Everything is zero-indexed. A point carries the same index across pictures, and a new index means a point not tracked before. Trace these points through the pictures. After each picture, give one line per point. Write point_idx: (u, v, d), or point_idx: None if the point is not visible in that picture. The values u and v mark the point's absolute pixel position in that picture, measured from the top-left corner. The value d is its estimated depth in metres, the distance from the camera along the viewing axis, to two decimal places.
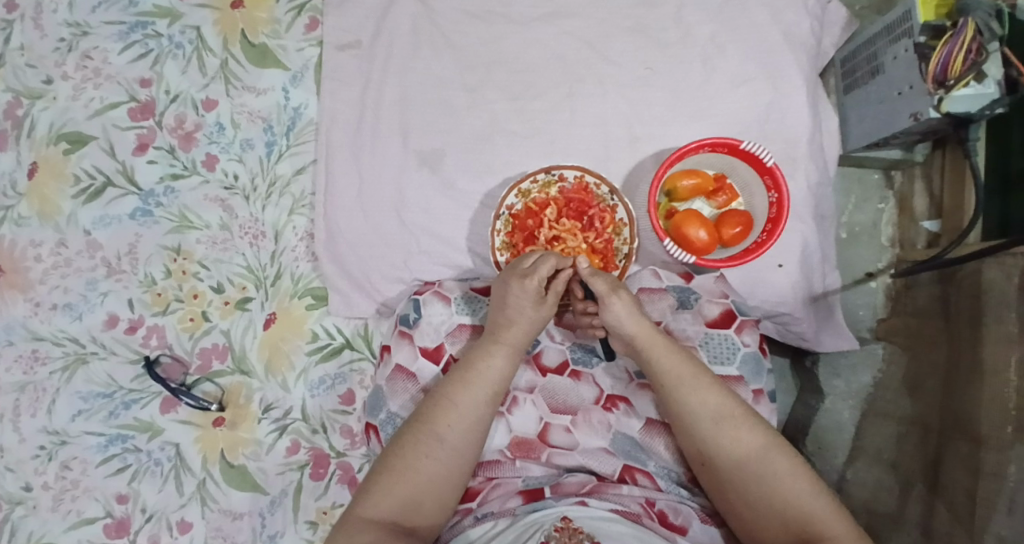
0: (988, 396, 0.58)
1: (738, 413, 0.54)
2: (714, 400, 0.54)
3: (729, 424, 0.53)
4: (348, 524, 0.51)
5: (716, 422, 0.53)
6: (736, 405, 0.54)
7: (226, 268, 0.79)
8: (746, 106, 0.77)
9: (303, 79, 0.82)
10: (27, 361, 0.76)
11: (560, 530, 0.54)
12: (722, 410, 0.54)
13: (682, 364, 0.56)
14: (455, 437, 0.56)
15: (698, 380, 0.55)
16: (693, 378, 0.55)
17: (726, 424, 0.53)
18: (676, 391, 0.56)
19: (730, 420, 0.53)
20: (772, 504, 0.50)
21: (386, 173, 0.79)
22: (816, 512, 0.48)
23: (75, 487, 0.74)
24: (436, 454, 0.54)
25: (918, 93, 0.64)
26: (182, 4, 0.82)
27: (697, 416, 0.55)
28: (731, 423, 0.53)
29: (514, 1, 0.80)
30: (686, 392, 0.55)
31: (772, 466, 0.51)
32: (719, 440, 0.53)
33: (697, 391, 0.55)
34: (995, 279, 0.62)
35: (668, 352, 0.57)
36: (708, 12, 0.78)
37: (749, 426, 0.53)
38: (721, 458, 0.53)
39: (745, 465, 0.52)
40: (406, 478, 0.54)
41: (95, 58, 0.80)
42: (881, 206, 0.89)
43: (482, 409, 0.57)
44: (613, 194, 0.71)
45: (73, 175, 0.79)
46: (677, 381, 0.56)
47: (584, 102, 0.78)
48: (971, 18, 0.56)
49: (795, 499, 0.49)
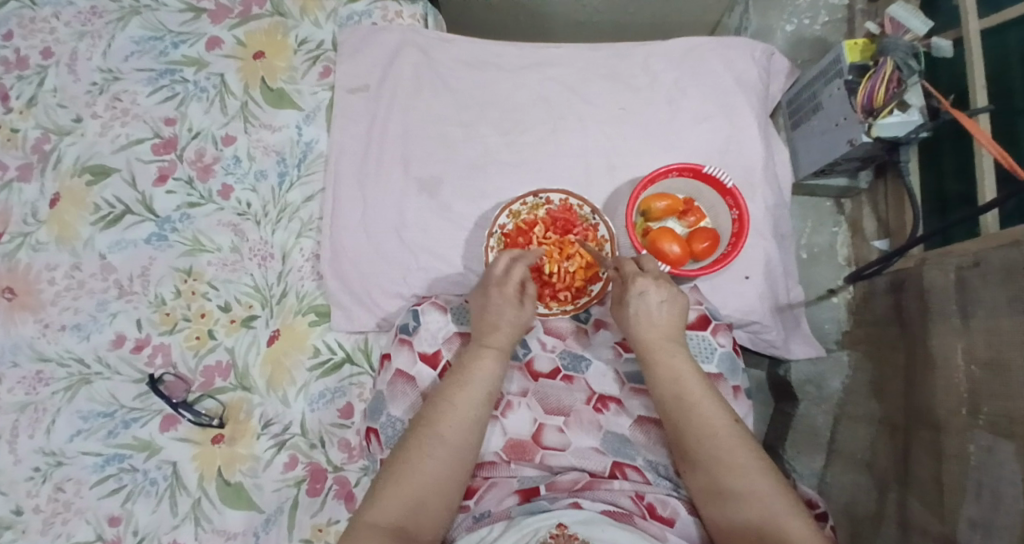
0: (941, 385, 0.64)
1: (725, 430, 0.57)
2: (710, 412, 0.58)
3: (715, 439, 0.56)
4: (356, 528, 0.53)
5: (701, 437, 0.57)
6: (725, 422, 0.57)
7: (234, 287, 0.83)
8: (707, 140, 0.87)
9: (315, 118, 0.91)
10: (31, 382, 0.77)
11: (555, 537, 0.55)
12: (714, 426, 0.57)
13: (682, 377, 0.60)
14: (462, 445, 0.60)
15: (692, 394, 0.59)
16: (687, 393, 0.59)
17: (709, 440, 0.57)
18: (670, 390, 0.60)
19: (714, 436, 0.57)
20: (745, 520, 0.52)
21: (389, 198, 0.88)
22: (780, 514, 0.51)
23: (67, 510, 0.72)
24: (438, 453, 0.58)
25: (851, 124, 0.75)
26: (209, 55, 0.91)
27: (688, 428, 0.58)
28: (718, 439, 0.56)
29: (505, 53, 0.93)
30: (677, 408, 0.59)
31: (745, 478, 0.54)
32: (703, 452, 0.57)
33: (692, 406, 0.59)
34: (935, 281, 0.70)
35: (673, 363, 0.61)
36: (672, 62, 0.90)
37: (732, 441, 0.56)
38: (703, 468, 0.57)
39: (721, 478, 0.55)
40: (415, 485, 0.57)
41: (124, 100, 0.89)
42: (835, 230, 1.00)
43: (476, 412, 0.62)
44: (595, 214, 0.80)
45: (94, 204, 0.84)
46: (666, 394, 0.60)
47: (566, 136, 0.89)
48: (890, 58, 0.68)
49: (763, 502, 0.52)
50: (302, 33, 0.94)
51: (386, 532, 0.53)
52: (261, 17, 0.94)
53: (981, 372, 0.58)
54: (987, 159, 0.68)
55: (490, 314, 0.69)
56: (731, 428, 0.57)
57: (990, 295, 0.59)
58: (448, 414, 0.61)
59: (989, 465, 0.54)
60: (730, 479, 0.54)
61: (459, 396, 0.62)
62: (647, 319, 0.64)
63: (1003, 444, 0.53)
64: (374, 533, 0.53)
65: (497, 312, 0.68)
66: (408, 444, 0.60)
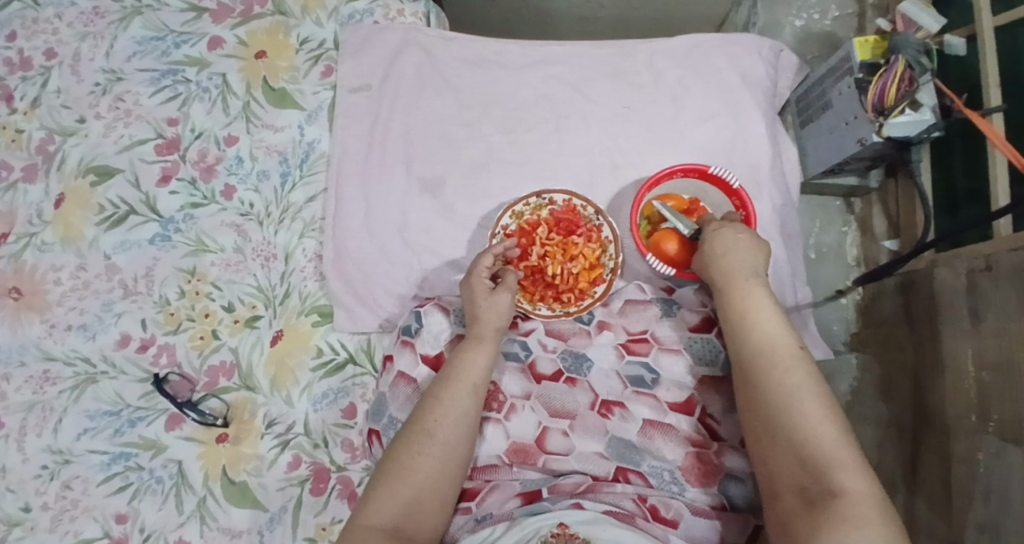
0: (951, 389, 0.63)
1: (791, 358, 0.53)
2: (779, 341, 0.55)
3: (773, 356, 0.54)
4: (352, 529, 0.54)
5: (763, 363, 0.54)
6: (792, 352, 0.54)
7: (238, 287, 0.83)
8: (713, 139, 0.86)
9: (317, 117, 0.91)
10: (38, 381, 0.78)
11: (555, 534, 0.56)
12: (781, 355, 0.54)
13: (757, 307, 0.58)
14: (452, 439, 0.60)
15: (765, 322, 0.57)
16: (760, 322, 0.57)
17: (771, 365, 0.53)
18: (739, 310, 0.59)
19: (777, 364, 0.53)
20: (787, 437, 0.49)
21: (391, 198, 0.88)
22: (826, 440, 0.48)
23: (75, 507, 0.73)
24: (429, 449, 0.58)
25: (861, 123, 0.74)
26: (211, 54, 0.91)
27: (750, 352, 0.56)
28: (776, 357, 0.54)
29: (507, 51, 0.92)
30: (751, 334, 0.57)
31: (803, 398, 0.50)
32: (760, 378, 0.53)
33: (760, 333, 0.56)
34: (944, 282, 0.68)
35: (751, 294, 0.60)
36: (677, 60, 0.90)
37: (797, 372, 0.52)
38: (756, 393, 0.53)
39: (772, 402, 0.51)
40: (408, 484, 0.57)
41: (127, 100, 0.89)
42: (844, 229, 0.99)
43: (467, 403, 0.62)
44: (599, 215, 0.80)
45: (98, 204, 0.85)
46: (740, 321, 0.58)
47: (569, 135, 0.88)
48: (902, 55, 0.67)
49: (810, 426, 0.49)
50: (303, 32, 0.94)
51: (381, 533, 0.53)
52: (263, 16, 0.93)
53: (990, 377, 0.57)
54: (1000, 161, 0.67)
55: (477, 309, 0.70)
56: (800, 359, 0.53)
57: (1001, 298, 0.58)
58: (438, 405, 0.62)
59: (997, 471, 0.53)
60: (782, 404, 0.51)
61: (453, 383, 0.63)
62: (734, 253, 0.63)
63: (1012, 450, 0.52)
64: (371, 535, 0.53)
65: (484, 306, 0.69)
66: (404, 440, 0.60)
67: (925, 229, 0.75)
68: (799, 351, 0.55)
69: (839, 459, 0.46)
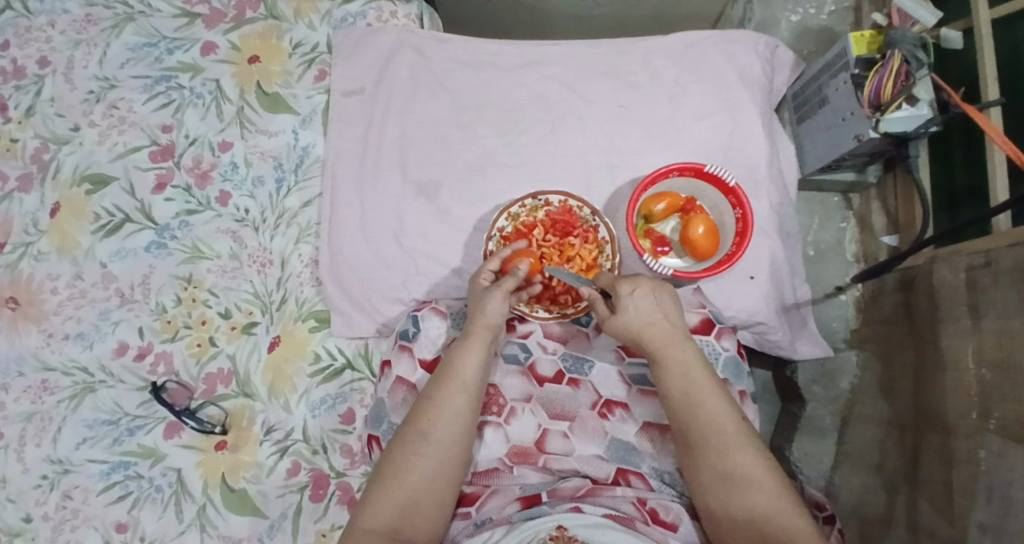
0: (951, 388, 0.62)
1: (733, 432, 0.55)
2: (721, 418, 0.56)
3: (719, 433, 0.55)
4: (350, 533, 0.55)
5: (710, 443, 0.55)
6: (729, 415, 0.56)
7: (234, 294, 0.83)
8: (710, 137, 0.85)
9: (312, 122, 0.91)
10: (36, 391, 0.77)
11: (554, 538, 0.56)
12: (732, 438, 0.55)
13: (693, 373, 0.58)
14: (446, 439, 0.59)
15: (700, 390, 0.57)
16: (694, 389, 0.57)
17: (716, 440, 0.55)
18: (679, 393, 0.58)
19: (721, 435, 0.55)
20: (750, 516, 0.53)
21: (387, 202, 0.87)
22: (784, 514, 0.51)
23: (75, 517, 0.73)
24: (423, 449, 0.58)
25: (858, 118, 0.74)
26: (204, 60, 0.91)
27: (693, 428, 0.57)
28: (717, 429, 0.56)
29: (502, 52, 0.92)
30: (688, 407, 0.57)
31: (754, 475, 0.53)
32: (708, 452, 0.55)
33: (700, 404, 0.57)
34: (945, 279, 0.67)
35: (679, 356, 0.59)
36: (672, 58, 0.89)
37: (744, 449, 0.55)
38: (712, 482, 0.55)
39: (727, 484, 0.54)
40: (403, 486, 0.57)
41: (120, 108, 0.88)
42: (843, 225, 0.98)
43: (462, 404, 0.61)
44: (595, 215, 0.80)
45: (94, 213, 0.84)
46: (675, 390, 0.58)
47: (565, 136, 0.87)
48: (899, 51, 0.65)
49: (769, 506, 0.52)
50: (296, 35, 0.93)
51: (380, 537, 0.54)
52: (255, 20, 0.93)
53: (991, 375, 0.57)
54: (998, 155, 0.66)
55: (473, 307, 0.68)
56: (738, 429, 0.56)
57: (1001, 296, 0.57)
58: (432, 406, 0.61)
59: (998, 470, 0.53)
60: (736, 486, 0.53)
61: (446, 385, 0.62)
62: (642, 320, 0.60)
63: (1013, 448, 0.51)
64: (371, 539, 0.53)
65: (479, 304, 0.67)
66: (400, 442, 0.60)
67: (925, 225, 0.75)
68: (738, 420, 0.57)
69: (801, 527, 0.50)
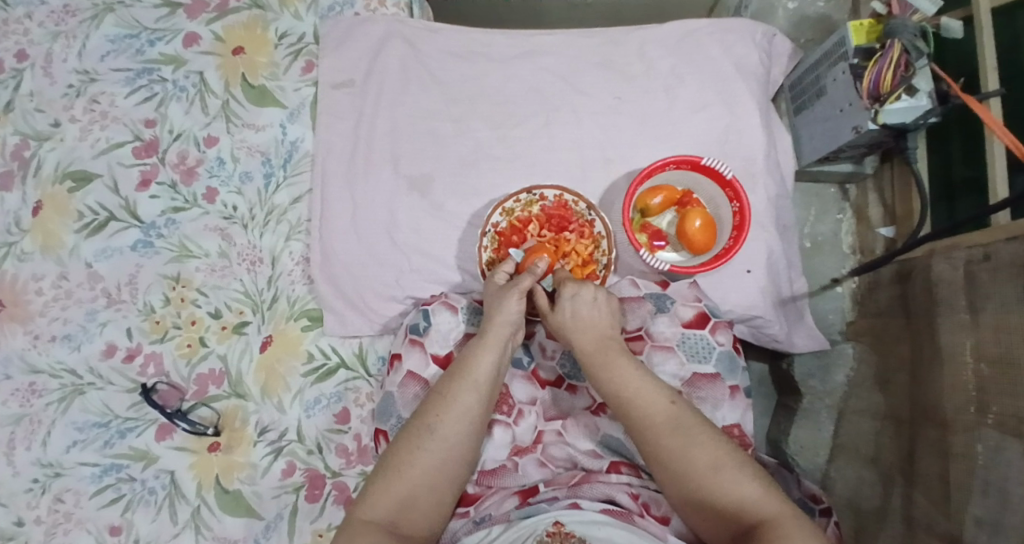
0: (949, 381, 0.62)
1: (685, 422, 0.56)
2: (673, 412, 0.57)
3: (671, 426, 0.55)
4: (348, 525, 0.54)
5: (665, 437, 0.55)
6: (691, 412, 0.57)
7: (224, 293, 0.81)
8: (707, 128, 0.84)
9: (300, 115, 0.88)
10: (24, 394, 0.76)
11: (551, 534, 0.55)
12: (686, 429, 0.55)
13: (633, 371, 0.59)
14: (452, 435, 0.59)
15: (645, 388, 0.58)
16: (656, 389, 0.58)
17: (669, 432, 0.55)
18: (626, 395, 0.58)
19: (672, 427, 0.55)
20: (722, 506, 0.51)
21: (378, 198, 0.86)
22: (752, 497, 0.50)
23: (68, 520, 0.72)
24: (430, 444, 0.57)
25: (857, 110, 0.73)
26: (187, 52, 0.88)
27: (643, 426, 0.56)
28: (669, 422, 0.56)
29: (494, 43, 0.90)
30: (642, 405, 0.57)
31: (716, 461, 0.53)
32: (665, 447, 0.55)
33: (648, 402, 0.57)
34: (943, 273, 0.67)
35: (620, 363, 0.60)
36: (669, 48, 0.87)
37: (699, 437, 0.54)
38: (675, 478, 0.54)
39: (690, 475, 0.53)
40: (407, 479, 0.56)
41: (102, 102, 0.86)
42: (840, 217, 0.97)
43: (469, 402, 0.60)
44: (591, 210, 0.79)
45: (77, 211, 0.82)
46: (616, 390, 0.59)
47: (560, 129, 0.86)
48: (897, 41, 0.64)
49: (736, 491, 0.51)
50: (282, 26, 0.91)
51: (379, 529, 0.53)
52: (239, 10, 0.90)
53: (989, 370, 0.56)
54: (998, 147, 0.65)
55: (489, 308, 0.68)
56: (689, 419, 0.56)
57: (1000, 289, 0.57)
58: (441, 401, 0.60)
59: (996, 465, 0.53)
60: (698, 476, 0.53)
61: (455, 381, 0.61)
62: (580, 320, 0.64)
63: (1012, 444, 0.51)
64: (369, 531, 0.52)
65: (495, 303, 0.67)
66: (405, 436, 0.59)
67: (922, 218, 0.74)
68: (686, 411, 0.57)
69: (769, 509, 0.49)
